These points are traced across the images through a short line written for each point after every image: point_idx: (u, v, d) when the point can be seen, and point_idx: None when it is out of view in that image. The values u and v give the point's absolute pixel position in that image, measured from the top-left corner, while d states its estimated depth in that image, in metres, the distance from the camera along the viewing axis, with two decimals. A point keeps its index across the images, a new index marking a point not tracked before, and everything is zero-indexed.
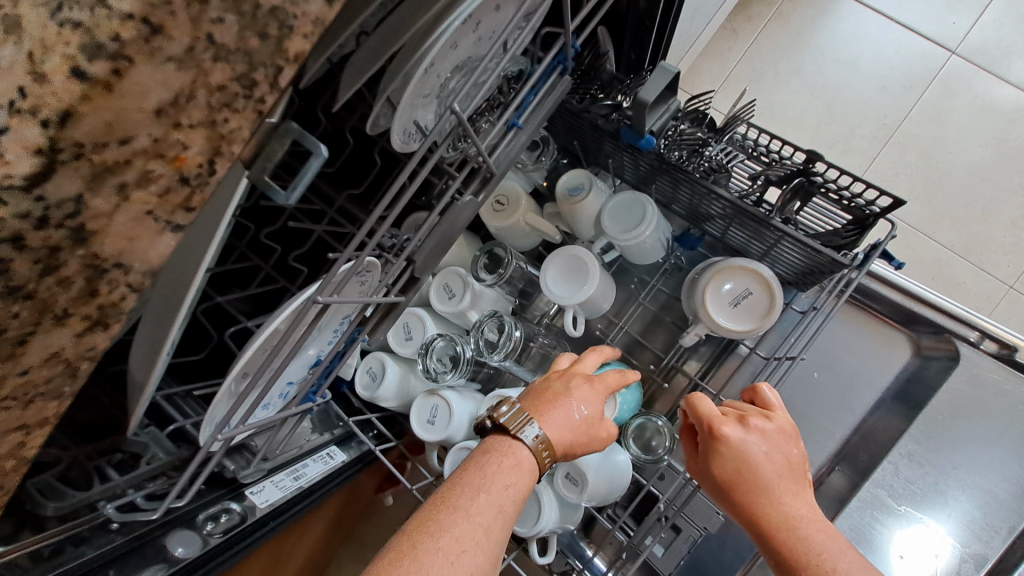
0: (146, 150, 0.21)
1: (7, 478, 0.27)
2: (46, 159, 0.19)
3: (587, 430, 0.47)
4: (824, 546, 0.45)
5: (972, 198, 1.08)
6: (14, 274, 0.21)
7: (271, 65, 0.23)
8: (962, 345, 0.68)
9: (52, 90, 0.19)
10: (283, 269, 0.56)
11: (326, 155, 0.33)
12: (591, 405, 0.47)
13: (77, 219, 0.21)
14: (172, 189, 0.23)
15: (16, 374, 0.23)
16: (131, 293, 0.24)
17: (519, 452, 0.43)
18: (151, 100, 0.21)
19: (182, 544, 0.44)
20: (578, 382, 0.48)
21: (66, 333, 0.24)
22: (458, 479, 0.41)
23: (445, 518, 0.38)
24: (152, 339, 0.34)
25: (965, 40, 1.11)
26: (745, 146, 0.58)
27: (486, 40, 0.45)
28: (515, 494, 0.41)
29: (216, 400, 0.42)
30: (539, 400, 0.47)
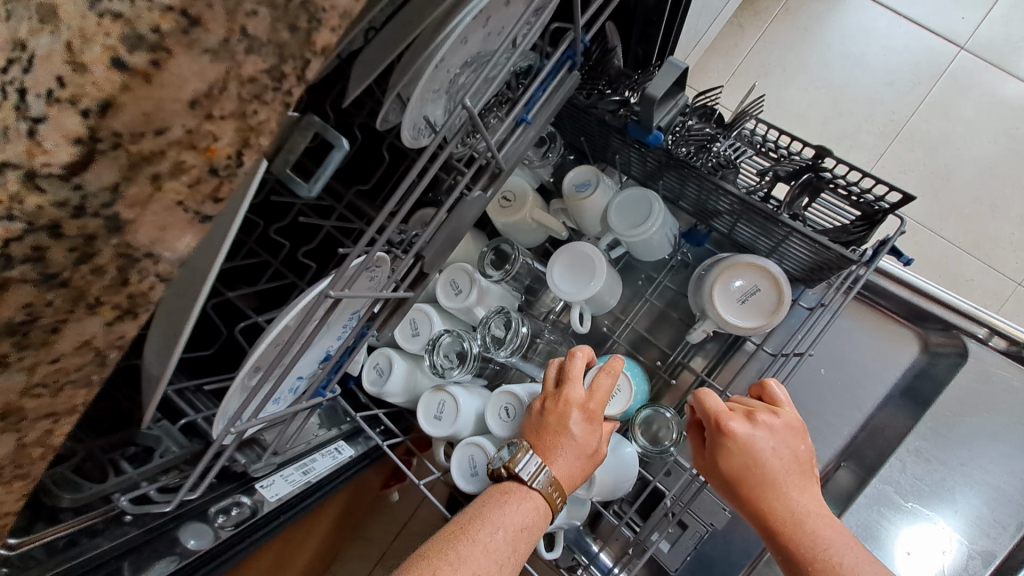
0: (179, 141, 0.20)
1: (31, 466, 0.26)
2: (86, 148, 0.19)
3: (590, 461, 0.48)
4: (831, 540, 0.46)
5: (981, 194, 1.08)
6: (50, 262, 0.20)
7: (300, 57, 0.22)
8: (971, 341, 0.68)
9: (93, 80, 0.19)
10: (292, 264, 0.57)
11: (347, 148, 0.38)
12: (591, 435, 0.47)
13: (114, 207, 0.20)
14: (203, 180, 0.21)
15: (46, 362, 0.22)
16: (160, 284, 0.23)
17: (534, 496, 0.44)
18: (186, 91, 0.20)
19: (195, 537, 0.45)
20: (576, 413, 0.47)
21: (98, 321, 0.23)
22: (476, 512, 0.42)
23: (464, 549, 0.39)
24: (168, 332, 0.34)
25: (974, 36, 1.10)
26: (753, 142, 0.59)
27: (495, 36, 0.45)
28: (530, 535, 0.42)
29: (229, 395, 0.42)
30: (543, 442, 0.47)
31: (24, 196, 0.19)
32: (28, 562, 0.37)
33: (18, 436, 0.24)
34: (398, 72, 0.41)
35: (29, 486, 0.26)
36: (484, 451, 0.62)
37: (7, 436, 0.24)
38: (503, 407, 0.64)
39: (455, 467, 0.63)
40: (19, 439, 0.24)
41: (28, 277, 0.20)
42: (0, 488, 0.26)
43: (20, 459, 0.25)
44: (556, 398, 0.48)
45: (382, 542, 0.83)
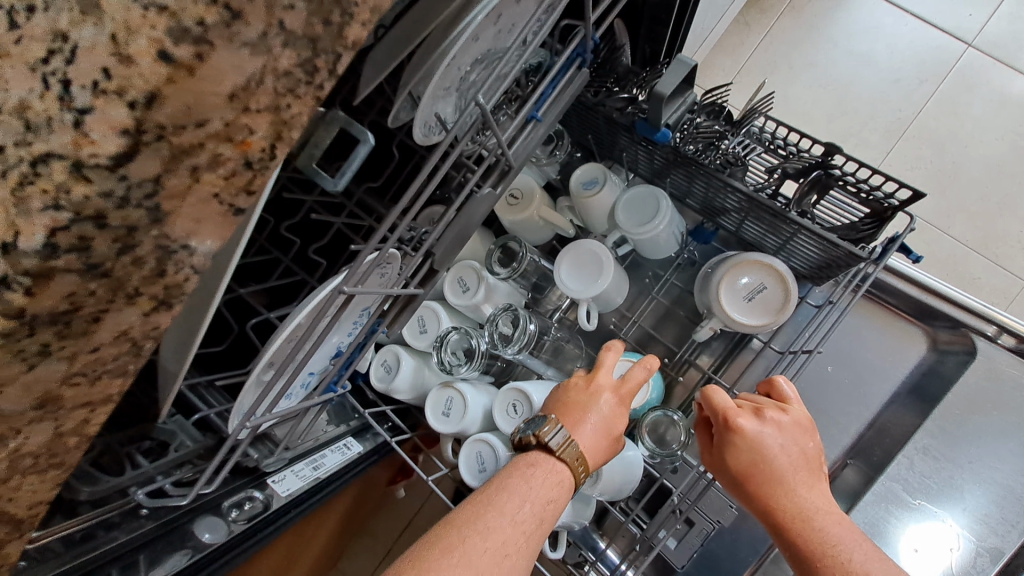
0: (218, 134, 0.21)
1: (67, 454, 0.25)
2: (132, 139, 0.19)
3: (612, 445, 0.48)
4: (840, 537, 0.45)
5: (989, 192, 1.07)
6: (94, 252, 0.20)
7: (332, 52, 0.22)
8: (979, 339, 0.68)
9: (139, 72, 0.19)
10: (302, 262, 0.57)
11: (370, 142, 0.40)
12: (618, 420, 0.48)
13: (155, 198, 0.20)
14: (238, 172, 0.22)
15: (85, 352, 0.22)
16: (195, 275, 0.23)
17: (560, 469, 0.44)
18: (226, 85, 0.20)
19: (209, 530, 0.46)
20: (608, 395, 0.48)
21: (135, 312, 0.23)
22: (501, 485, 0.42)
23: (491, 520, 0.39)
24: (187, 326, 0.35)
25: (982, 33, 1.10)
26: (762, 139, 0.60)
27: (507, 33, 0.46)
28: (555, 508, 0.42)
29: (245, 389, 0.43)
30: (569, 414, 0.47)
31: (70, 186, 0.19)
32: (46, 555, 0.37)
33: (56, 425, 0.23)
34: (411, 71, 0.41)
35: (65, 474, 0.25)
36: (492, 448, 0.62)
37: (45, 425, 0.23)
38: (510, 404, 0.64)
39: (462, 464, 0.63)
40: (56, 428, 0.23)
41: (73, 266, 0.20)
42: (32, 476, 0.24)
43: (56, 446, 0.24)
44: (588, 380, 0.50)
45: (388, 538, 0.84)
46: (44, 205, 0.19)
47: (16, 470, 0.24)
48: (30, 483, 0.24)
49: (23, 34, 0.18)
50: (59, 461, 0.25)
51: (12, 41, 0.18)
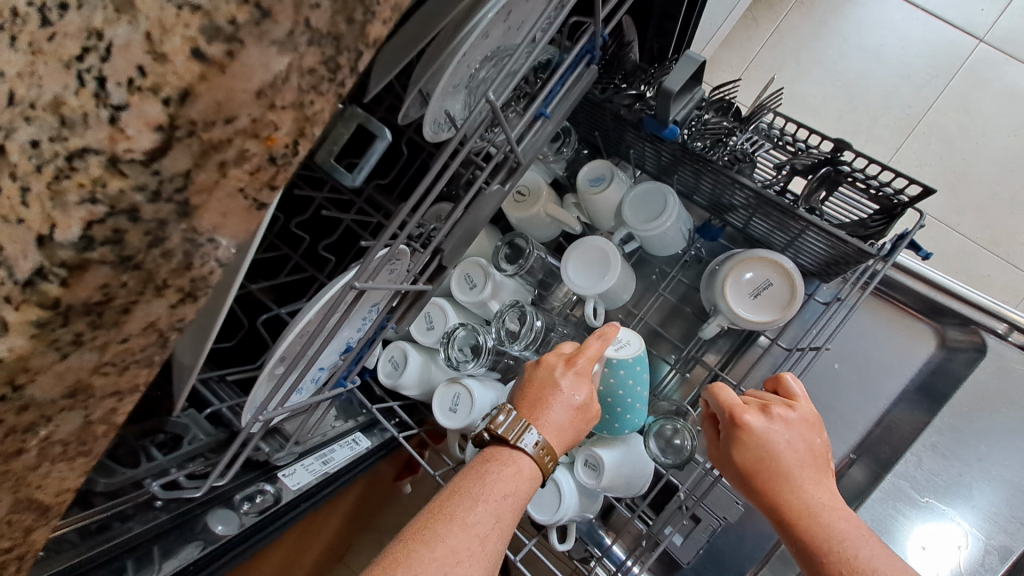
0: (245, 130, 0.21)
1: (94, 443, 0.24)
2: (165, 134, 0.20)
3: (580, 418, 0.48)
4: (846, 532, 0.46)
5: (999, 189, 1.07)
6: (127, 244, 0.20)
7: (355, 49, 0.23)
8: (989, 336, 0.68)
9: (173, 69, 0.19)
10: (312, 258, 0.57)
11: (388, 139, 0.41)
12: (580, 389, 0.48)
13: (185, 192, 0.21)
14: (263, 168, 0.22)
15: (115, 343, 0.22)
16: (219, 269, 0.23)
17: (516, 457, 0.44)
18: (254, 81, 0.20)
19: (222, 522, 0.46)
20: (560, 367, 0.49)
21: (162, 304, 0.22)
22: (459, 490, 0.42)
23: (441, 527, 0.39)
24: (200, 323, 0.35)
25: (994, 28, 1.09)
26: (770, 136, 0.59)
27: (517, 30, 0.46)
28: (514, 502, 0.42)
29: (258, 382, 0.44)
30: (529, 401, 0.48)
31: (106, 179, 0.19)
32: (62, 545, 0.38)
33: (85, 413, 0.23)
34: (420, 67, 0.41)
35: (93, 462, 0.25)
36: None
37: (76, 414, 0.23)
38: None
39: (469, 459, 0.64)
40: (86, 417, 0.23)
41: (107, 258, 0.20)
42: (62, 464, 0.24)
43: (85, 435, 0.24)
44: (543, 359, 0.50)
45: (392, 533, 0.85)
46: (81, 199, 0.19)
47: (46, 457, 0.23)
48: (59, 470, 0.24)
49: (59, 31, 0.20)
50: (84, 450, 0.25)
51: (46, 38, 0.20)
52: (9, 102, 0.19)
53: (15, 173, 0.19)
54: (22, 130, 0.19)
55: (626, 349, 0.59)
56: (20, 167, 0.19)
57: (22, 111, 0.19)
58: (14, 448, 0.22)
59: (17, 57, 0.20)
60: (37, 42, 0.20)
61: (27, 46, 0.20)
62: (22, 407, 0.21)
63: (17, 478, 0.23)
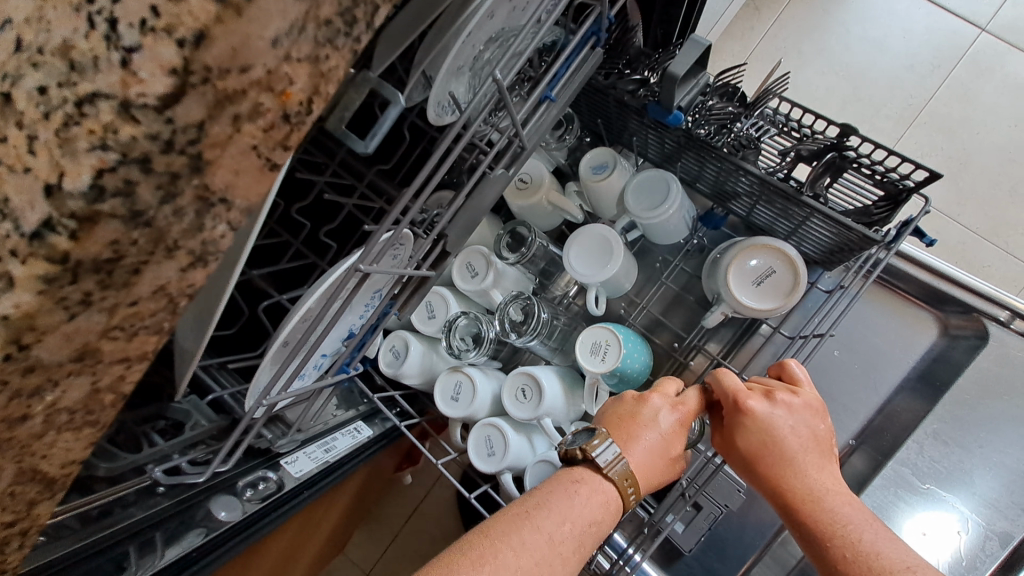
0: (260, 82, 0.20)
1: (102, 413, 0.24)
2: (180, 80, 0.19)
3: (667, 467, 0.48)
4: (850, 517, 0.46)
5: (1000, 179, 1.07)
6: (137, 198, 0.20)
7: (370, 2, 0.22)
8: (991, 324, 0.67)
9: (188, 9, 0.19)
10: (313, 244, 0.57)
11: (401, 106, 0.40)
12: (677, 440, 0.48)
13: (198, 145, 0.20)
14: (277, 125, 0.22)
15: (125, 305, 0.21)
16: (230, 233, 0.22)
17: (606, 489, 0.44)
18: (270, 29, 0.20)
19: (225, 509, 0.46)
20: (667, 414, 0.48)
21: (172, 267, 0.22)
22: (549, 503, 0.41)
23: (527, 537, 0.39)
24: (203, 303, 0.35)
25: (996, 17, 1.08)
26: (776, 122, 0.59)
27: (522, 11, 0.45)
28: (596, 530, 0.42)
29: (261, 367, 0.43)
30: (626, 436, 0.47)
31: (118, 125, 0.19)
32: (62, 531, 0.38)
33: (93, 379, 0.23)
34: (423, 49, 0.41)
35: (99, 433, 0.24)
36: (501, 433, 0.62)
37: (83, 379, 0.22)
38: (520, 388, 0.64)
39: (471, 448, 0.64)
40: (93, 383, 0.23)
41: (118, 212, 0.20)
42: (68, 433, 0.24)
43: (92, 404, 0.23)
44: (652, 398, 0.48)
45: (394, 524, 0.87)
46: (92, 145, 0.19)
47: (51, 426, 0.23)
48: (65, 440, 0.24)
49: None
50: (92, 420, 0.24)
51: None
52: (16, 49, 0.19)
53: (21, 122, 0.19)
54: (29, 76, 0.19)
55: (612, 355, 0.63)
56: (28, 115, 0.19)
57: (29, 57, 0.19)
58: (19, 413, 0.22)
59: (26, 4, 0.20)
60: None
61: None
62: (28, 369, 0.21)
63: (22, 446, 0.23)
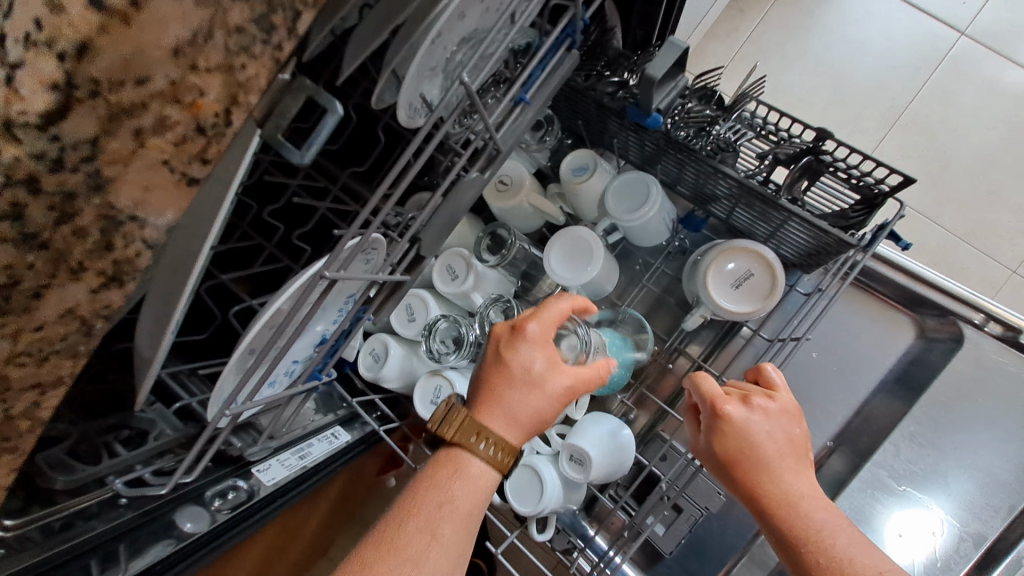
0: (162, 93, 0.20)
1: (20, 438, 0.25)
2: (62, 94, 0.18)
3: (541, 396, 0.41)
4: (825, 523, 0.46)
5: (979, 181, 1.08)
6: (28, 220, 0.20)
7: (289, 7, 0.21)
8: (967, 327, 0.68)
9: (69, 21, 0.17)
10: (286, 247, 0.56)
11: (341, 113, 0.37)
12: (529, 362, 0.42)
13: (93, 162, 0.20)
14: (189, 138, 0.21)
15: (29, 330, 0.22)
16: (147, 250, 0.22)
17: (460, 460, 0.40)
18: (168, 38, 0.19)
19: (191, 520, 0.45)
20: (508, 342, 0.43)
21: (81, 288, 0.22)
22: (393, 512, 0.39)
23: (369, 556, 0.36)
24: (158, 312, 0.33)
25: (976, 21, 1.10)
26: (754, 125, 0.58)
27: (494, 11, 0.44)
28: (454, 510, 0.38)
29: (224, 375, 0.42)
30: (479, 388, 0.42)
31: None
32: (25, 544, 0.37)
33: (5, 408, 0.23)
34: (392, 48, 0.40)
35: (20, 460, 0.25)
36: None
37: None
38: None
39: None
40: (6, 411, 0.23)
41: (7, 236, 0.19)
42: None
43: (9, 429, 0.24)
44: (490, 336, 0.44)
45: None
46: None
47: None
48: None
49: None
50: (11, 446, 0.25)
51: None
52: None
53: None
54: None
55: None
56: None
57: None
58: None
59: None
60: None
61: None
62: None
63: None
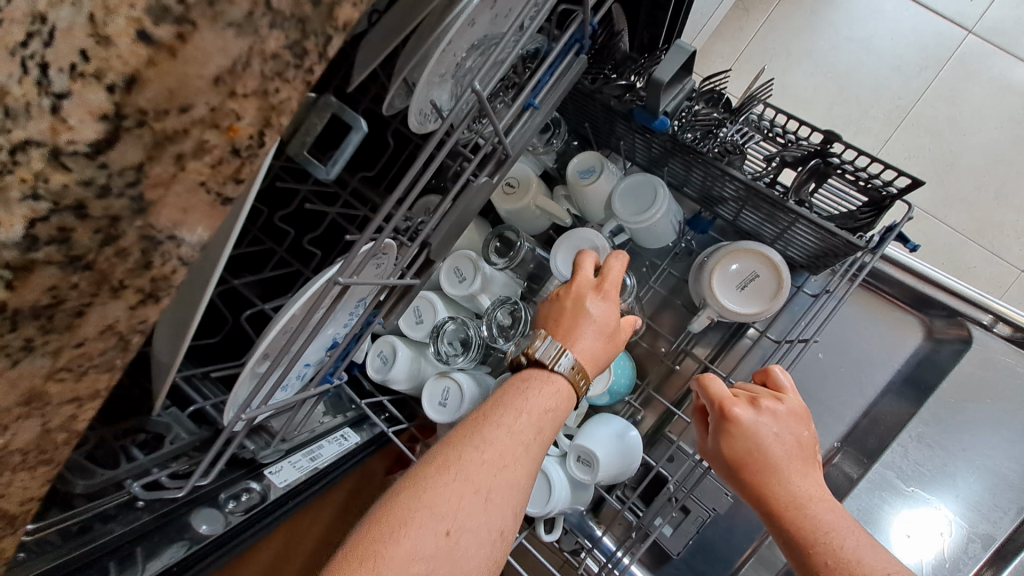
0: (203, 120, 0.20)
1: (56, 451, 0.24)
2: (112, 124, 0.19)
3: (611, 343, 0.46)
4: (833, 524, 0.45)
5: (986, 180, 1.08)
6: (75, 243, 0.20)
7: (322, 33, 0.22)
8: (975, 328, 0.68)
9: (117, 53, 0.18)
10: (296, 252, 0.56)
11: (366, 129, 0.40)
12: (608, 313, 0.46)
13: (138, 187, 0.20)
14: (225, 160, 0.21)
15: (70, 347, 0.21)
16: (182, 267, 0.22)
17: (556, 380, 0.43)
18: (211, 66, 0.20)
19: (206, 522, 0.46)
20: (593, 294, 0.46)
21: (121, 306, 0.22)
22: (503, 401, 0.42)
23: (489, 433, 0.40)
24: (178, 317, 0.34)
25: (983, 18, 1.09)
26: (760, 127, 0.59)
27: (504, 17, 0.45)
28: (554, 416, 0.43)
29: (240, 381, 0.42)
30: (559, 326, 0.46)
31: (48, 174, 0.18)
32: (44, 547, 0.38)
33: (43, 421, 0.23)
34: (405, 55, 0.40)
35: (56, 470, 0.24)
36: None
37: (33, 421, 0.22)
38: None
39: None
40: (44, 424, 0.23)
41: (54, 259, 0.19)
42: (23, 473, 0.23)
43: (45, 444, 0.23)
44: (571, 283, 0.47)
45: None
46: (23, 195, 0.18)
47: (5, 468, 0.23)
48: (20, 479, 0.24)
49: (2, 16, 0.18)
50: (45, 460, 0.24)
51: None
52: None
53: None
54: None
55: (599, 382, 0.63)
56: None
57: None
58: None
59: None
60: None
61: None
62: None
63: None
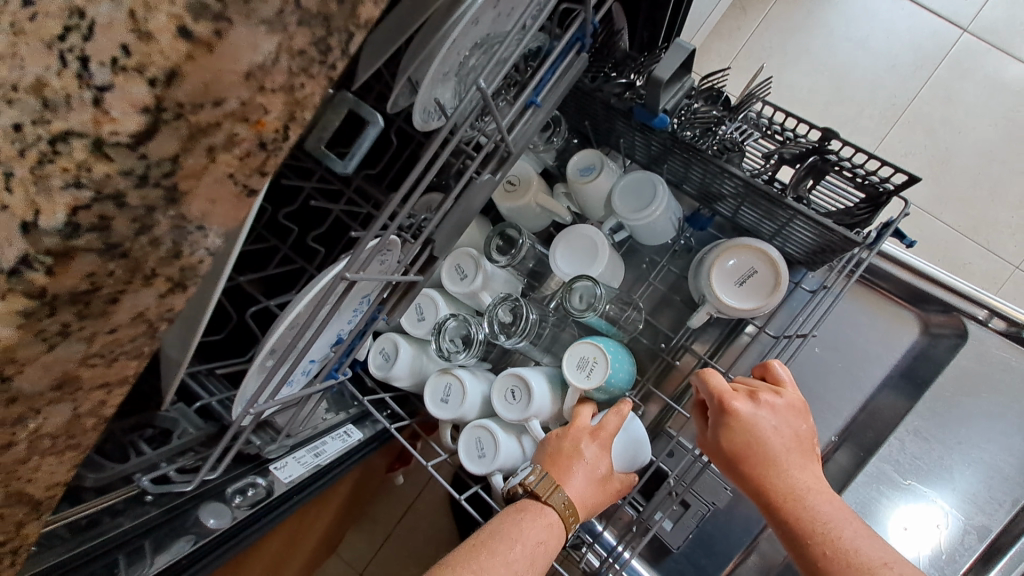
0: (234, 113, 0.21)
1: (83, 436, 0.24)
2: (152, 117, 0.19)
3: (601, 489, 0.52)
4: (830, 515, 0.46)
5: (980, 178, 1.09)
6: (112, 232, 0.20)
7: (344, 30, 0.22)
8: (970, 323, 0.69)
9: (158, 49, 0.19)
10: (300, 249, 0.56)
11: (381, 124, 0.41)
12: (603, 461, 0.52)
13: (172, 177, 0.20)
14: (253, 153, 0.22)
15: (103, 334, 0.22)
16: (208, 257, 0.23)
17: (550, 515, 0.47)
18: (243, 62, 0.20)
19: (214, 516, 0.46)
20: (588, 437, 0.52)
21: (151, 294, 0.22)
22: (531, 498, 0.48)
23: (530, 519, 0.46)
24: (189, 314, 0.34)
25: (977, 18, 1.09)
26: (759, 125, 0.59)
27: (508, 16, 0.45)
28: (546, 549, 0.45)
29: (247, 376, 0.43)
30: (557, 465, 0.51)
31: (91, 164, 0.19)
32: (53, 541, 0.38)
33: (74, 406, 0.23)
34: (408, 57, 0.40)
35: (83, 455, 0.25)
36: (491, 433, 0.63)
37: (64, 406, 0.23)
38: (509, 389, 0.64)
39: (462, 449, 0.64)
40: (74, 410, 0.23)
41: (93, 246, 0.20)
42: (51, 457, 0.24)
43: (74, 428, 0.24)
44: (570, 427, 0.53)
45: (387, 525, 0.90)
46: (65, 183, 0.19)
47: (35, 452, 0.23)
48: (49, 464, 0.24)
49: (38, 10, 0.18)
50: (74, 444, 0.25)
51: (27, 18, 0.18)
52: None
53: None
54: None
55: (598, 372, 0.63)
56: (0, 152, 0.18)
57: None
58: (3, 440, 0.22)
59: None
60: (18, 22, 0.19)
61: (9, 26, 0.18)
62: (11, 399, 0.21)
63: (7, 471, 0.23)
